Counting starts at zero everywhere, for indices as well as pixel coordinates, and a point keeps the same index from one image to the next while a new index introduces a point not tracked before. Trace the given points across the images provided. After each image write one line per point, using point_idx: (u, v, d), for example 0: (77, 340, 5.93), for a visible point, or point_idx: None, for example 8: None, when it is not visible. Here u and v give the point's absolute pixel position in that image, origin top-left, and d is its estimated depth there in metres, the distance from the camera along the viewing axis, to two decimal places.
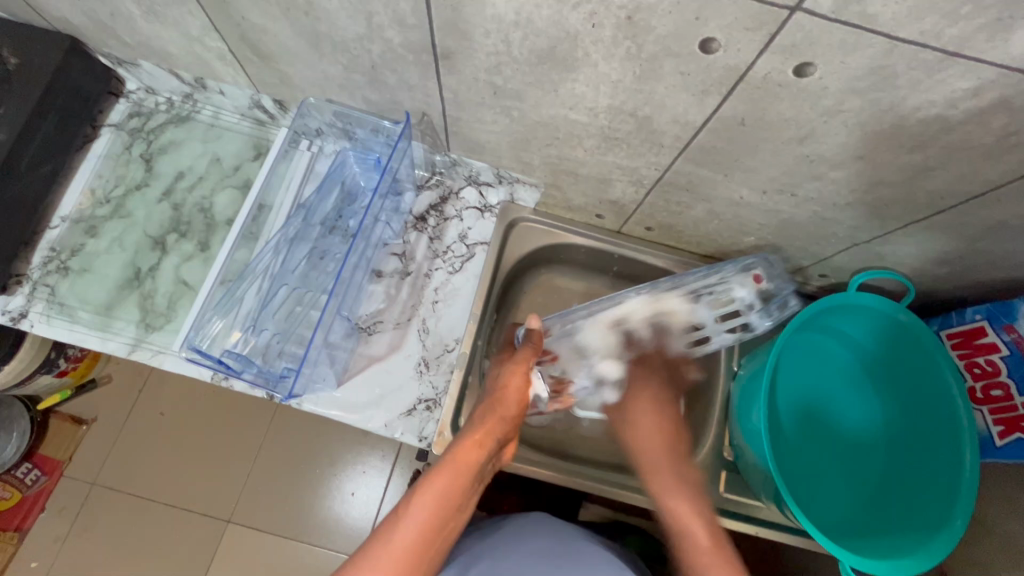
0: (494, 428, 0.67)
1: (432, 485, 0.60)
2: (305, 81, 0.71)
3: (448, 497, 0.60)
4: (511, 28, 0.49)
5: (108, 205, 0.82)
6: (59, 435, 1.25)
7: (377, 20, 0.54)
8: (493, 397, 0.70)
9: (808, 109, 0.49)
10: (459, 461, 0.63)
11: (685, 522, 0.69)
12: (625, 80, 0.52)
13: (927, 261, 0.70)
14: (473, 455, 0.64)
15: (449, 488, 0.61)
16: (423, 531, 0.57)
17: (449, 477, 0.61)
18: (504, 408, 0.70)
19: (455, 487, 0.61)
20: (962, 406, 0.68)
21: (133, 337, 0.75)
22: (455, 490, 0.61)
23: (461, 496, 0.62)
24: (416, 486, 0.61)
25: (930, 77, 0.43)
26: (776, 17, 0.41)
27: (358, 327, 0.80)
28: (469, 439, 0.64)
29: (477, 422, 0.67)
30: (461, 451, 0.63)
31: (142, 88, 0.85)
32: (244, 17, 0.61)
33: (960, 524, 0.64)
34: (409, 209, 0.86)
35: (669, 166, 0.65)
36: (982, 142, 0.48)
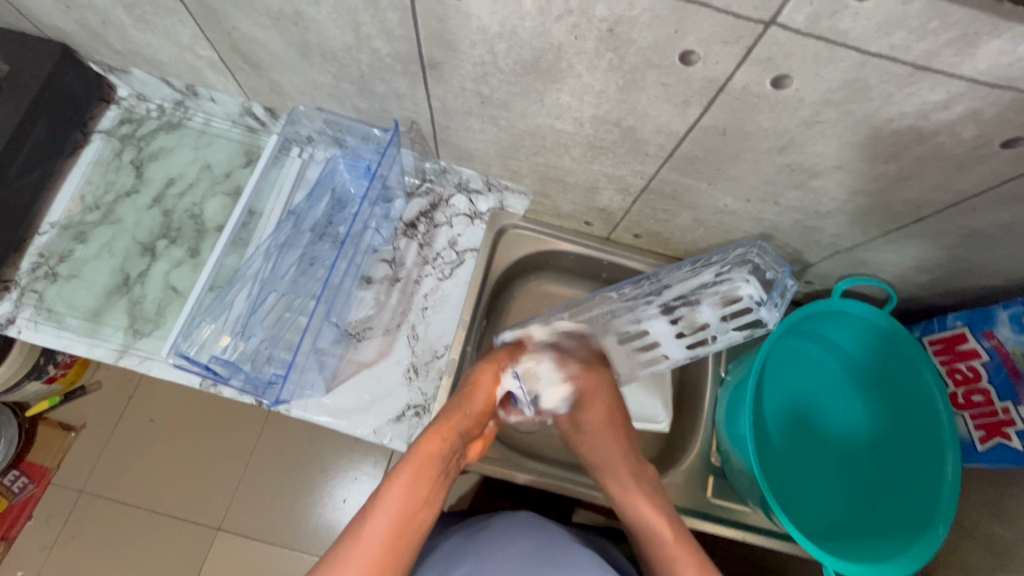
0: (458, 421, 0.67)
1: (394, 482, 0.62)
2: (295, 90, 0.72)
3: (410, 493, 0.62)
4: (496, 40, 0.50)
5: (98, 211, 0.83)
6: (47, 442, 1.24)
7: (364, 31, 0.55)
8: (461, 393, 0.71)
9: (787, 120, 0.50)
10: (420, 456, 0.64)
11: (642, 508, 0.70)
12: (608, 91, 0.53)
13: (908, 268, 0.71)
14: (435, 449, 0.64)
15: (411, 484, 0.62)
16: (388, 529, 0.59)
17: (409, 473, 0.62)
18: (471, 400, 0.70)
19: (419, 478, 0.63)
20: (945, 410, 0.70)
21: (121, 343, 0.75)
22: (419, 485, 0.62)
23: (427, 490, 0.63)
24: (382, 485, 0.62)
25: (902, 90, 0.44)
26: (752, 31, 0.42)
27: (347, 333, 0.81)
28: (429, 432, 0.65)
29: (442, 414, 0.67)
30: (422, 444, 0.64)
31: (134, 95, 0.85)
32: (234, 26, 0.61)
33: (942, 532, 0.66)
34: (399, 216, 0.86)
35: (654, 175, 0.66)
36: (955, 153, 0.49)
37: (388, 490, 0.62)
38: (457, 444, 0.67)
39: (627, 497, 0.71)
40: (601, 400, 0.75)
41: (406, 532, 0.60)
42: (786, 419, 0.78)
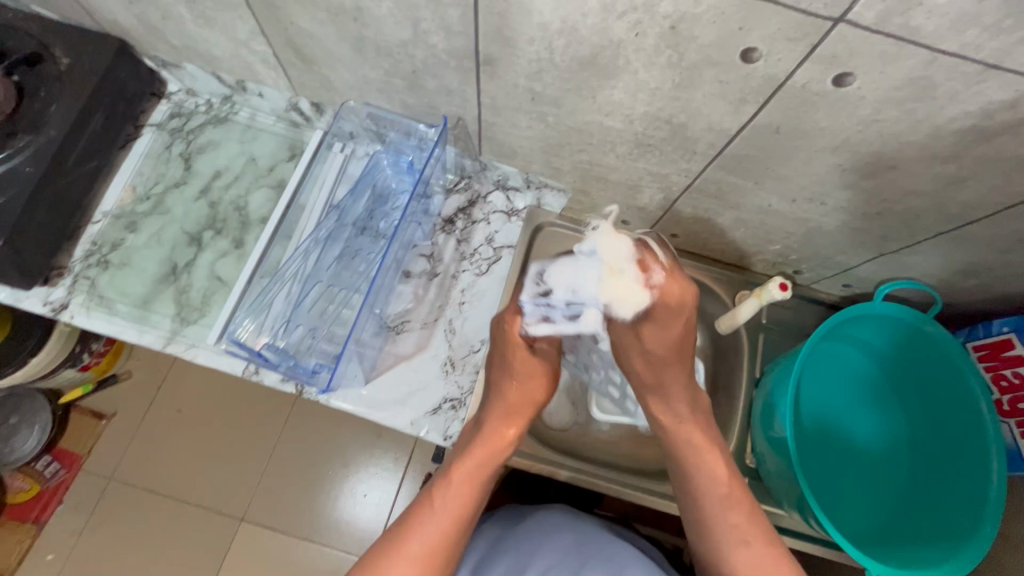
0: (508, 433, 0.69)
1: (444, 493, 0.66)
2: (344, 85, 0.74)
3: (459, 502, 0.66)
4: (555, 36, 0.51)
5: (148, 201, 0.85)
6: (79, 428, 1.27)
7: (423, 27, 0.56)
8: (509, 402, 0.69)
9: (844, 118, 0.50)
10: (469, 468, 0.67)
11: (695, 457, 0.67)
12: (663, 88, 0.54)
13: (955, 273, 0.70)
14: (481, 462, 0.67)
15: (459, 495, 0.66)
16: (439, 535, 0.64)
17: (456, 485, 0.66)
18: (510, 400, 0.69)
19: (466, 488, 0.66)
20: (988, 414, 0.67)
21: (168, 330, 0.78)
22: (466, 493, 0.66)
23: (473, 496, 0.67)
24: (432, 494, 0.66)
25: (968, 89, 0.44)
26: (820, 28, 0.42)
27: (386, 326, 0.82)
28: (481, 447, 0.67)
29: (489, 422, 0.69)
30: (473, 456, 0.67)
31: (183, 89, 0.87)
32: (292, 22, 0.63)
33: (990, 531, 0.63)
34: (437, 211, 0.87)
35: (699, 173, 0.66)
36: (1016, 154, 0.49)
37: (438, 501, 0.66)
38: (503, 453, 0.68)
39: (692, 451, 0.67)
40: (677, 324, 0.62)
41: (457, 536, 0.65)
42: (822, 423, 0.78)
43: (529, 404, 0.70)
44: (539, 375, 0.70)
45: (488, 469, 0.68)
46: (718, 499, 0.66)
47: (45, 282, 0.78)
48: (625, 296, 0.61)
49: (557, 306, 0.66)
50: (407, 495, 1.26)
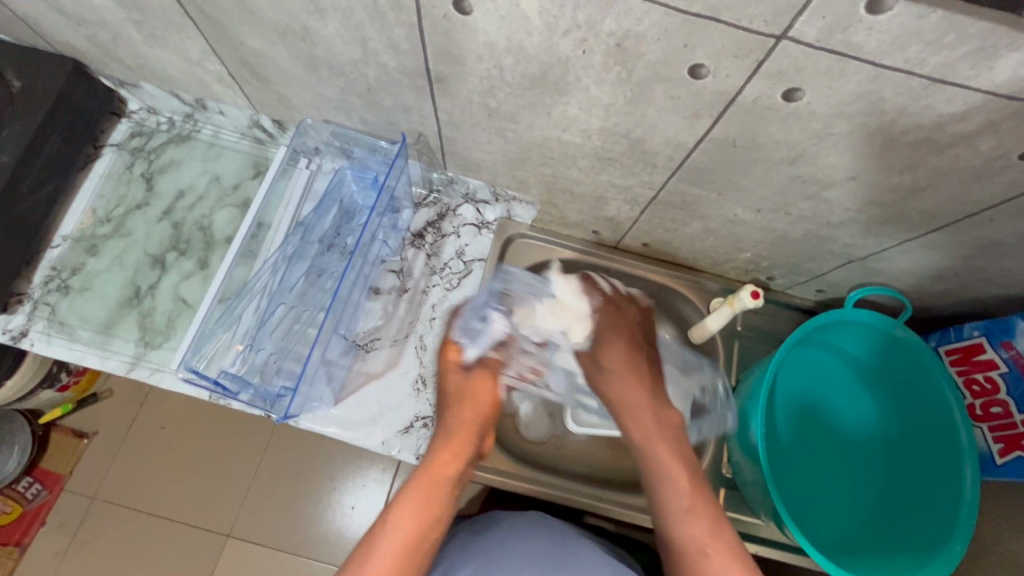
0: (467, 437, 0.71)
1: (405, 501, 0.65)
2: (302, 102, 0.72)
3: (421, 508, 0.65)
4: (503, 54, 0.50)
5: (109, 223, 0.83)
6: (60, 448, 1.24)
7: (372, 46, 0.55)
8: (458, 407, 0.72)
9: (798, 132, 0.49)
10: (434, 474, 0.67)
11: (658, 467, 0.70)
12: (616, 104, 0.53)
13: (924, 278, 0.69)
14: (444, 468, 0.68)
15: (422, 500, 0.65)
16: (402, 546, 0.63)
17: (418, 492, 0.66)
18: (462, 411, 0.72)
19: (430, 495, 0.66)
20: (963, 425, 0.68)
21: (132, 355, 0.76)
22: (429, 499, 0.66)
23: (438, 505, 0.66)
24: (391, 507, 0.65)
25: (917, 102, 0.43)
26: (763, 45, 0.41)
27: (355, 345, 0.81)
28: (444, 452, 0.68)
29: (446, 436, 0.70)
30: (438, 463, 0.68)
31: (144, 108, 0.86)
32: (242, 42, 0.62)
33: (960, 549, 0.64)
34: (406, 226, 0.86)
35: (663, 185, 0.65)
36: (971, 164, 0.48)
37: (399, 509, 0.64)
38: (466, 459, 0.70)
39: (658, 464, 0.70)
40: (612, 347, 0.77)
41: (420, 544, 0.64)
42: (799, 430, 0.77)
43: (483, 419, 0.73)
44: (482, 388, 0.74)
45: (451, 476, 0.68)
46: (680, 514, 0.67)
47: (3, 309, 0.76)
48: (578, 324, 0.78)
49: (479, 328, 0.78)
50: None
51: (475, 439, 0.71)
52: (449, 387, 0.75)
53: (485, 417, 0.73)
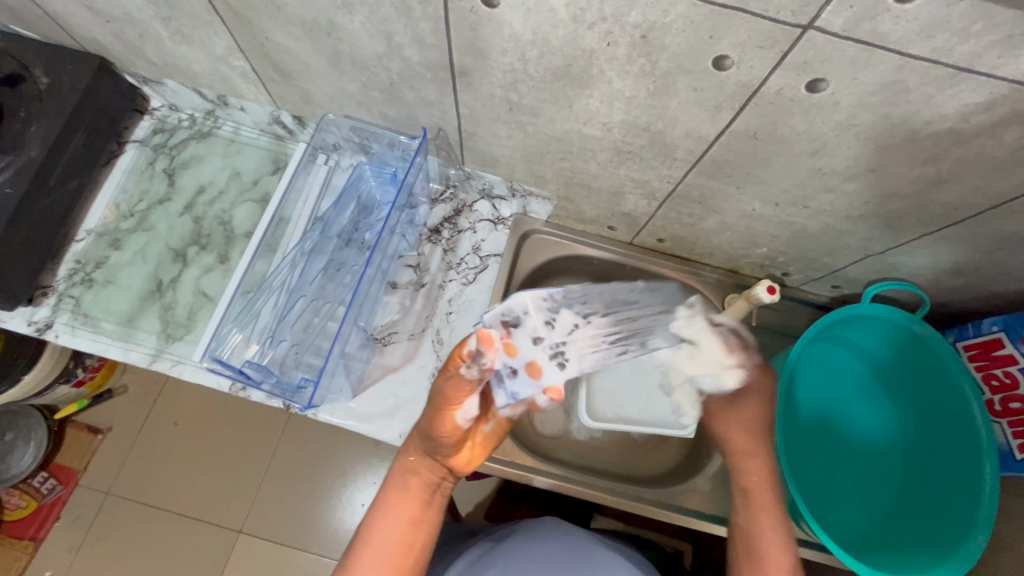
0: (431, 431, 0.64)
1: (384, 512, 0.61)
2: (324, 99, 0.73)
3: (394, 525, 0.60)
4: (527, 47, 0.51)
5: (132, 218, 0.85)
6: (75, 443, 1.26)
7: (397, 40, 0.56)
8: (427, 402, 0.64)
9: (821, 123, 0.50)
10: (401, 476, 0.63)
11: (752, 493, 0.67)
12: (638, 97, 0.53)
13: (943, 272, 0.69)
14: (416, 475, 0.62)
15: (390, 507, 0.61)
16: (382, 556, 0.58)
17: (388, 502, 0.61)
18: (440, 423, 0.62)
19: (404, 498, 0.61)
20: (981, 418, 0.67)
21: (154, 347, 0.77)
22: (403, 515, 0.60)
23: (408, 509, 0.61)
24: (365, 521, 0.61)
25: (942, 92, 0.43)
26: (789, 36, 0.42)
27: (373, 338, 0.82)
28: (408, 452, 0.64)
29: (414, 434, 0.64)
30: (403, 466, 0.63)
31: (166, 105, 0.87)
32: (268, 38, 0.63)
33: (982, 541, 0.63)
34: (423, 221, 0.87)
35: (681, 179, 0.66)
36: (994, 155, 0.49)
37: (377, 520, 0.60)
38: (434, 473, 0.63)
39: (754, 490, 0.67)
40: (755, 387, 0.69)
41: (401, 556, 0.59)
42: (814, 427, 0.78)
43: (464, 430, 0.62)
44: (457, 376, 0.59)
45: (420, 491, 0.62)
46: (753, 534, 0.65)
47: (29, 302, 0.78)
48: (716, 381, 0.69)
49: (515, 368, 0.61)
50: None
51: (442, 455, 0.62)
52: None
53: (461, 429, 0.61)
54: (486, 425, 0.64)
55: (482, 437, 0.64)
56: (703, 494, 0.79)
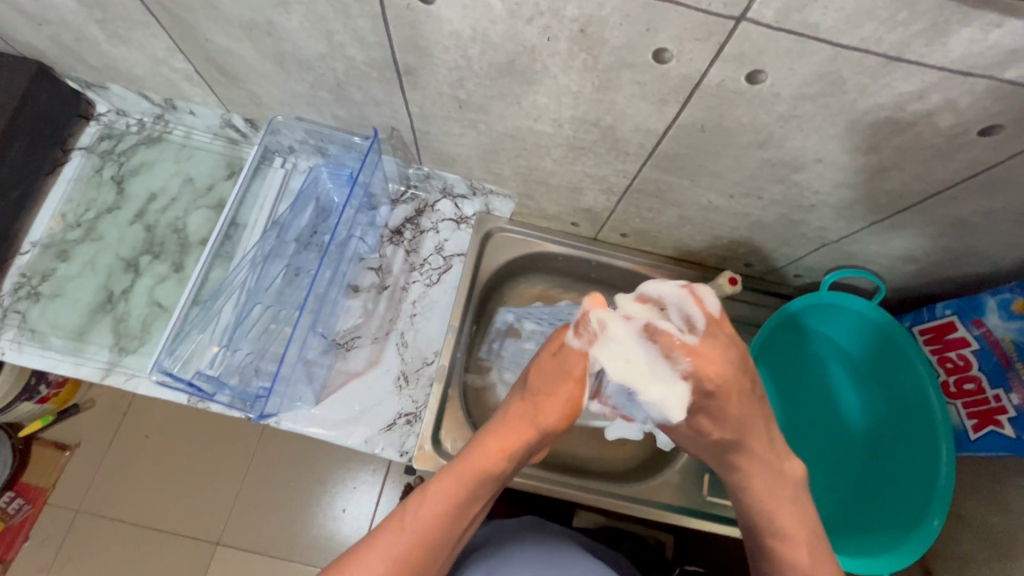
0: (520, 434, 0.59)
1: (439, 492, 0.57)
2: (273, 100, 0.72)
3: (456, 502, 0.57)
4: (469, 44, 0.50)
5: (80, 228, 0.82)
6: (41, 462, 1.22)
7: (338, 39, 0.54)
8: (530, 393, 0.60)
9: (764, 114, 0.50)
10: (472, 466, 0.58)
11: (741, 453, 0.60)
12: (584, 91, 0.53)
13: (897, 259, 0.70)
14: (490, 472, 0.58)
15: (447, 493, 0.57)
16: (415, 542, 0.55)
17: (456, 482, 0.57)
18: (547, 408, 0.59)
19: (463, 491, 0.57)
20: (937, 401, 0.69)
21: (106, 361, 0.75)
22: (475, 492, 0.58)
23: (464, 504, 0.57)
24: (421, 489, 0.58)
25: (876, 82, 0.44)
26: (723, 27, 0.42)
27: (335, 343, 0.80)
28: (489, 446, 0.58)
29: (499, 424, 0.60)
30: (478, 456, 0.58)
31: (113, 110, 0.84)
32: (208, 39, 0.61)
33: (937, 524, 0.64)
34: (384, 222, 0.86)
35: (636, 173, 0.65)
36: (932, 142, 0.49)
37: (428, 499, 0.56)
38: (520, 457, 0.60)
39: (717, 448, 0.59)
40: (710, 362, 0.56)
41: (431, 545, 0.55)
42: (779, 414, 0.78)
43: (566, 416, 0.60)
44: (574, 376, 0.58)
45: (499, 474, 0.59)
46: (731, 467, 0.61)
47: None
48: (676, 399, 0.55)
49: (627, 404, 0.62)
50: (384, 508, 1.24)
51: (535, 440, 0.60)
52: (539, 368, 0.60)
53: (569, 412, 0.59)
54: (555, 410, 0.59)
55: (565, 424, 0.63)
56: (672, 487, 0.79)
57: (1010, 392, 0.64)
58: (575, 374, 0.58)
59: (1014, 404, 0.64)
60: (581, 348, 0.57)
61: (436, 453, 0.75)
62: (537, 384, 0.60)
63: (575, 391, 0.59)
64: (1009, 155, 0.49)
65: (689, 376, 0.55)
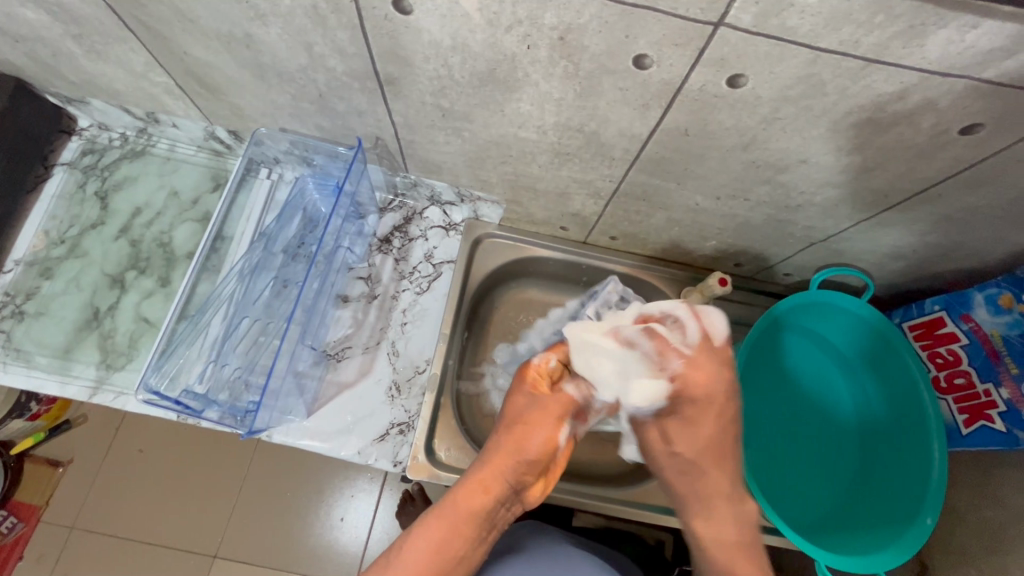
0: (503, 469, 0.59)
1: (426, 531, 0.56)
2: (255, 112, 0.71)
3: (444, 545, 0.55)
4: (449, 53, 0.50)
5: (64, 245, 0.81)
6: (34, 479, 1.21)
7: (317, 50, 0.54)
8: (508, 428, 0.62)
9: (747, 117, 0.50)
10: (459, 504, 0.57)
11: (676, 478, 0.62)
12: (567, 98, 0.52)
13: (885, 256, 0.71)
14: (475, 509, 0.57)
15: (436, 532, 0.56)
16: None
17: (442, 521, 0.56)
18: (530, 447, 0.60)
19: (451, 532, 0.56)
20: (929, 397, 0.69)
21: (94, 379, 0.74)
22: (462, 533, 0.56)
23: (455, 545, 0.56)
24: (408, 530, 0.57)
25: (856, 83, 0.44)
26: (702, 33, 0.41)
27: (325, 355, 0.80)
28: (473, 480, 0.58)
29: (483, 461, 0.60)
30: (463, 493, 0.58)
31: (95, 124, 0.83)
32: (186, 52, 0.60)
33: (931, 523, 0.64)
34: (372, 231, 0.85)
35: (623, 177, 0.65)
36: (915, 142, 0.49)
37: (415, 539, 0.55)
38: (509, 497, 0.59)
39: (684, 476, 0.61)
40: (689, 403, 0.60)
41: None
42: (772, 411, 0.78)
43: (548, 455, 0.61)
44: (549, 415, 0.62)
45: (488, 515, 0.58)
46: (703, 491, 0.61)
47: None
48: (640, 387, 0.60)
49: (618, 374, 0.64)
50: (382, 515, 1.23)
51: (521, 479, 0.60)
52: (512, 407, 0.63)
53: (551, 450, 0.61)
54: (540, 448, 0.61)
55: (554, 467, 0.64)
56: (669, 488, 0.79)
57: (999, 386, 0.65)
58: (553, 414, 0.62)
59: (1004, 398, 0.64)
60: (558, 369, 0.65)
61: (430, 464, 0.74)
62: (519, 427, 0.61)
63: (551, 432, 0.61)
64: (990, 153, 0.49)
65: (673, 377, 0.60)
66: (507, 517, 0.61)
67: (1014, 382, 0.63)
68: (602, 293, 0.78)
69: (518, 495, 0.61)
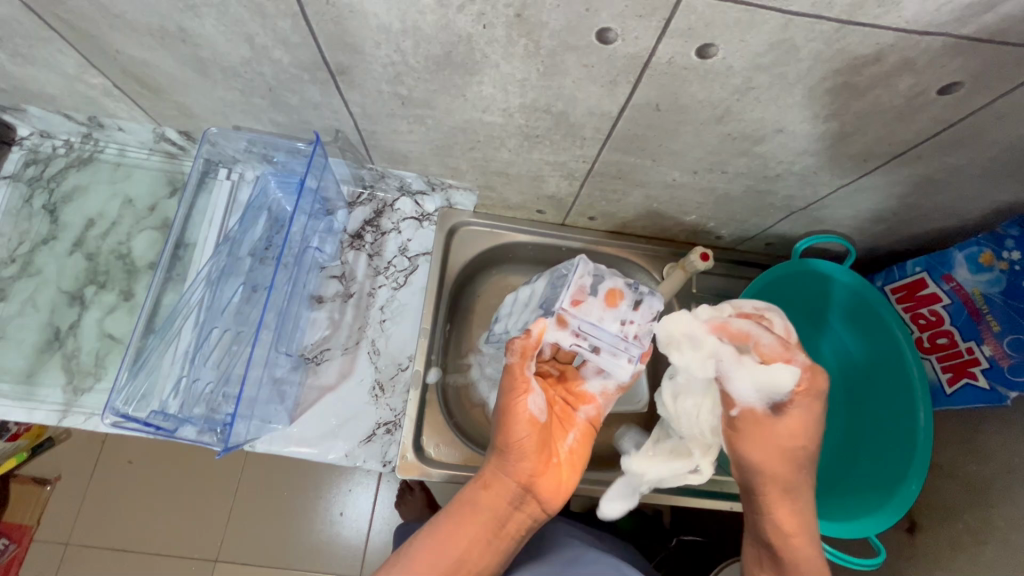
0: (499, 465, 0.59)
1: (432, 531, 0.56)
2: (205, 110, 0.67)
3: (444, 546, 0.55)
4: (400, 37, 0.46)
5: (14, 264, 0.76)
6: (22, 499, 1.18)
7: (259, 41, 0.50)
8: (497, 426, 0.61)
9: (719, 88, 0.47)
10: (464, 505, 0.58)
11: (754, 461, 0.58)
12: (530, 78, 0.50)
13: (865, 221, 0.70)
14: (478, 511, 0.57)
15: (443, 537, 0.55)
16: None
17: (446, 523, 0.57)
18: (515, 438, 0.59)
19: (458, 533, 0.56)
20: (912, 358, 0.69)
21: (61, 402, 0.72)
22: (466, 535, 0.56)
23: (462, 546, 0.55)
24: (415, 535, 0.57)
25: (831, 48, 0.42)
26: (667, 2, 0.39)
27: (303, 359, 0.77)
28: (475, 481, 0.59)
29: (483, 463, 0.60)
30: (467, 494, 0.58)
31: (36, 132, 0.77)
32: (119, 50, 0.56)
33: (914, 488, 0.66)
34: (342, 227, 0.82)
35: (596, 157, 0.63)
36: (892, 105, 0.47)
37: (422, 539, 0.56)
38: (515, 498, 0.58)
39: (775, 473, 0.58)
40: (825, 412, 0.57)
41: None
42: None
43: (539, 442, 0.59)
44: (526, 399, 0.59)
45: (491, 515, 0.57)
46: (792, 486, 0.58)
47: None
48: (774, 374, 0.56)
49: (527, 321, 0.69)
50: (381, 511, 1.21)
51: (522, 474, 0.59)
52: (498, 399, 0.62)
53: (539, 437, 0.59)
54: (525, 433, 0.59)
55: (564, 457, 0.62)
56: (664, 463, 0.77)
57: (982, 344, 0.65)
58: (522, 390, 0.60)
59: (987, 355, 0.64)
60: (517, 361, 0.60)
61: (420, 462, 0.73)
62: (501, 421, 0.60)
63: (532, 413, 0.59)
64: (969, 111, 0.48)
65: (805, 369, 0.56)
66: (524, 522, 0.58)
67: (997, 339, 0.63)
68: (574, 279, 0.64)
69: (526, 496, 0.59)
